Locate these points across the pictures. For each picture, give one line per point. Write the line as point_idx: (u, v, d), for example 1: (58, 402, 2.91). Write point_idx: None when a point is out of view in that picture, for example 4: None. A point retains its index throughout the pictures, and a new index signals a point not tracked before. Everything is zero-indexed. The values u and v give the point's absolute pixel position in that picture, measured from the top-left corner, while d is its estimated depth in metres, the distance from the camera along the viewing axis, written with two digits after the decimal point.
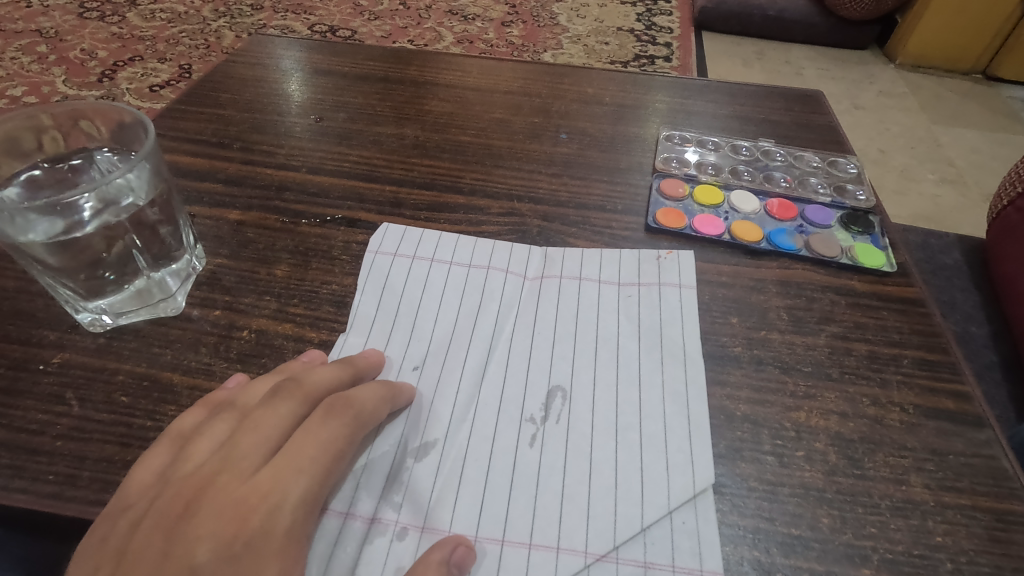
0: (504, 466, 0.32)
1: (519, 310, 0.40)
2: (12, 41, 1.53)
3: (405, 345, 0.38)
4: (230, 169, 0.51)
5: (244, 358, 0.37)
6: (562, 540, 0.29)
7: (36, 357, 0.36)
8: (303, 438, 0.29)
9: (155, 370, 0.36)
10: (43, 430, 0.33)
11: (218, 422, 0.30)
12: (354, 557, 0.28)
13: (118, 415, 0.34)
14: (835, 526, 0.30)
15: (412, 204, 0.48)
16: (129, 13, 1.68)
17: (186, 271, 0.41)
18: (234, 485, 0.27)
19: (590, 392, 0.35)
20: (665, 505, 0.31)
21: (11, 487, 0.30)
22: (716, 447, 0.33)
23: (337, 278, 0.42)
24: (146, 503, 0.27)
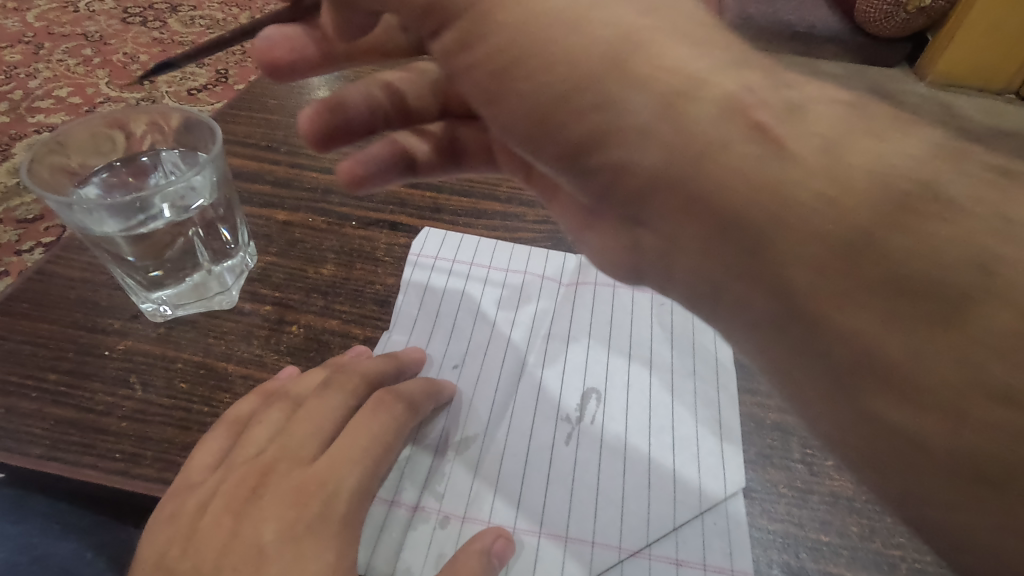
0: (541, 462, 0.33)
1: (554, 314, 0.41)
2: (61, 44, 1.60)
3: (446, 344, 0.39)
4: (278, 171, 0.53)
5: (293, 351, 0.39)
6: (596, 535, 0.31)
7: (101, 343, 0.39)
8: (356, 429, 0.31)
9: (211, 359, 0.38)
10: (109, 411, 0.35)
11: (273, 411, 0.32)
12: (399, 542, 0.30)
13: (177, 400, 0.36)
14: (864, 534, 0.31)
15: (451, 209, 0.50)
16: (170, 19, 1.74)
17: (240, 267, 0.43)
18: (292, 471, 0.29)
19: (624, 394, 0.37)
20: (697, 506, 0.32)
21: (82, 462, 0.33)
22: (747, 453, 0.34)
23: (379, 278, 0.43)
24: (213, 485, 0.29)
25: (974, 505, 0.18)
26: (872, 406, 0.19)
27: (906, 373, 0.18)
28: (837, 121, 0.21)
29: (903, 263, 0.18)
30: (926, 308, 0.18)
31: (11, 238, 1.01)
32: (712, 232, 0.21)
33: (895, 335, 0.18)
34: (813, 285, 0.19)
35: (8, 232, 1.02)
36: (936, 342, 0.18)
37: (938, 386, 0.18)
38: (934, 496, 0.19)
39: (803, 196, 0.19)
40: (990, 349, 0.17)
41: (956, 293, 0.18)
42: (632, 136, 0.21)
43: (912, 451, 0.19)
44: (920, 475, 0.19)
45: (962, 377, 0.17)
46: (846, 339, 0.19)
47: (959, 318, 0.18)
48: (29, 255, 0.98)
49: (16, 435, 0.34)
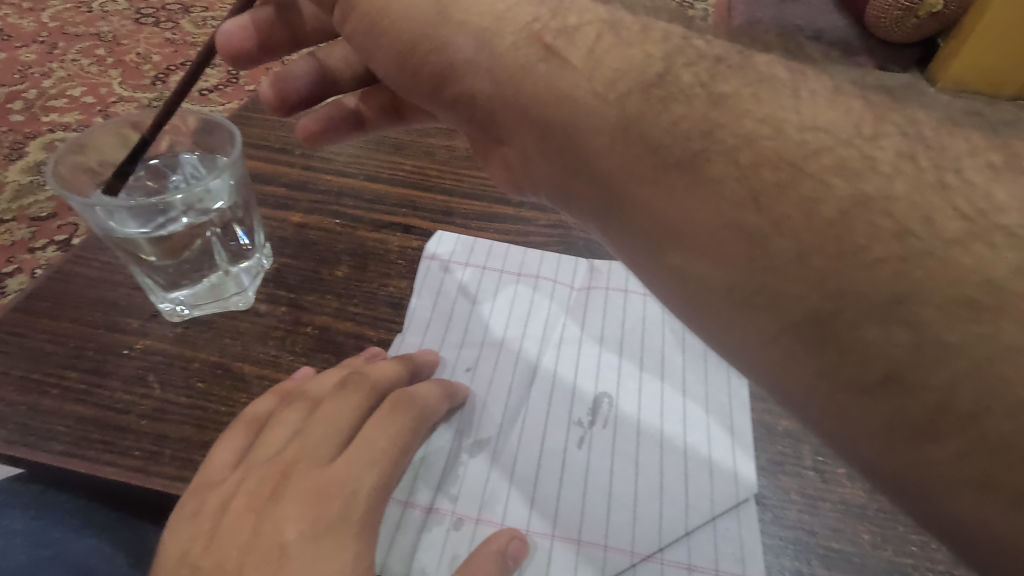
0: (553, 466, 0.34)
1: (566, 318, 0.41)
2: (75, 44, 1.61)
3: (458, 347, 0.40)
4: (293, 173, 0.54)
5: (308, 352, 0.39)
6: (609, 538, 0.31)
7: (120, 342, 0.39)
8: (373, 431, 0.31)
9: (227, 359, 0.38)
10: (128, 410, 0.35)
11: (290, 411, 0.32)
12: (413, 543, 0.30)
13: (195, 400, 0.36)
14: (876, 542, 0.31)
15: (463, 213, 0.50)
16: (182, 19, 1.75)
17: (256, 268, 0.43)
18: (312, 471, 0.29)
19: (635, 398, 0.37)
20: (709, 510, 0.32)
21: (102, 459, 0.33)
22: (758, 459, 0.34)
23: (393, 281, 0.44)
24: (234, 484, 0.29)
25: (787, 354, 0.21)
26: (680, 266, 0.23)
27: (716, 249, 0.22)
28: (617, 46, 0.24)
29: (705, 160, 0.22)
30: (730, 189, 0.21)
31: (24, 236, 1.03)
32: (553, 145, 0.25)
33: (714, 217, 0.22)
34: (649, 189, 0.23)
35: (22, 230, 1.03)
36: (745, 224, 0.21)
37: (740, 257, 0.21)
38: (760, 355, 0.22)
39: (607, 102, 0.23)
40: (771, 218, 0.21)
41: (747, 179, 0.21)
42: (495, 70, 0.26)
43: (733, 310, 0.22)
44: (741, 333, 0.22)
45: (758, 248, 0.21)
46: (656, 222, 0.23)
47: (761, 197, 0.21)
48: (42, 252, 1.00)
49: (38, 431, 0.34)
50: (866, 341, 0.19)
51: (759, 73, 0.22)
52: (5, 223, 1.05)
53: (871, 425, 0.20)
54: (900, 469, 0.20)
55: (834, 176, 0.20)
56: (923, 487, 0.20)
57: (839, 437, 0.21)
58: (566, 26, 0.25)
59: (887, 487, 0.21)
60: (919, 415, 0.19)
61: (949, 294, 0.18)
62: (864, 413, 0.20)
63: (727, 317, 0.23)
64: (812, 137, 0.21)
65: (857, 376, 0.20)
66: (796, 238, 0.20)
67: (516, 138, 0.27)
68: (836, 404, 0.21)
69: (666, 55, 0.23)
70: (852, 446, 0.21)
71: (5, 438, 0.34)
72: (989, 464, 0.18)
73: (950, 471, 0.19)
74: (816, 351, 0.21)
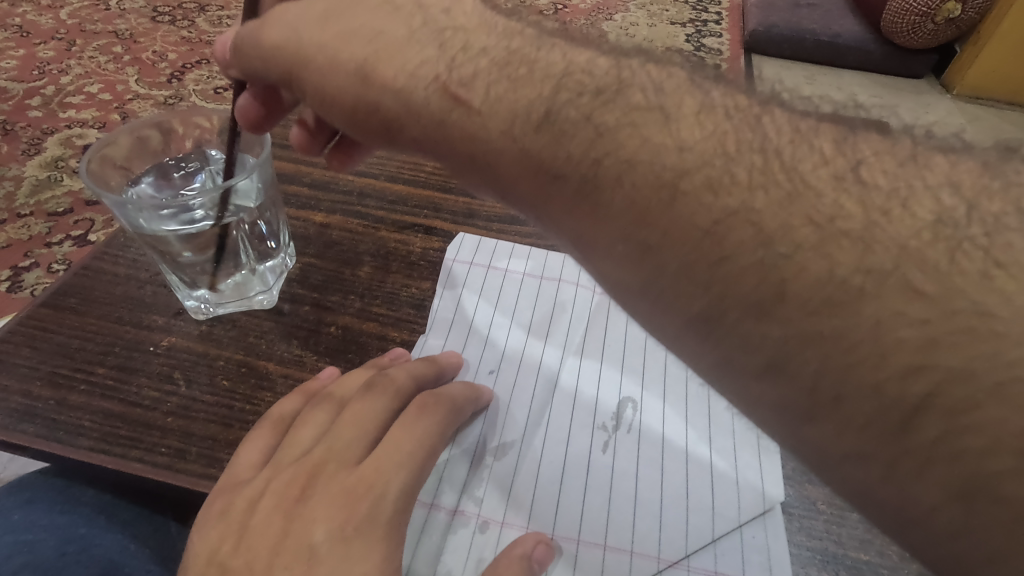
0: (577, 470, 0.33)
1: (590, 323, 0.41)
2: (92, 42, 1.63)
3: (481, 350, 0.40)
4: (315, 173, 0.54)
5: (332, 352, 0.39)
6: (635, 544, 0.31)
7: (146, 339, 0.39)
8: (400, 434, 0.31)
9: (252, 358, 0.39)
10: (155, 407, 0.36)
11: (317, 411, 0.32)
12: (439, 545, 0.30)
13: (220, 398, 0.36)
14: (905, 554, 0.31)
15: (485, 215, 0.50)
16: (198, 18, 1.77)
17: (281, 267, 0.44)
18: (340, 474, 0.29)
19: (660, 404, 0.37)
20: (736, 518, 0.32)
21: (130, 456, 0.33)
22: (785, 468, 0.34)
23: (415, 282, 0.44)
24: (262, 483, 0.29)
25: (690, 350, 0.24)
26: (600, 273, 0.26)
27: (620, 259, 0.24)
28: (511, 87, 0.27)
29: (600, 183, 0.24)
30: (620, 208, 0.24)
31: (41, 231, 1.04)
32: (480, 172, 0.28)
33: (613, 232, 0.24)
34: (562, 209, 0.26)
35: (39, 225, 1.04)
36: (639, 238, 0.24)
37: (639, 266, 0.24)
38: (674, 349, 0.24)
39: (512, 138, 0.26)
40: (659, 231, 0.23)
41: (635, 199, 0.24)
42: (419, 118, 0.29)
43: (643, 312, 0.25)
44: (655, 331, 0.25)
45: (653, 258, 0.23)
46: (573, 236, 0.26)
47: (648, 215, 0.23)
48: (58, 247, 1.01)
49: (65, 426, 0.34)
50: (747, 333, 0.22)
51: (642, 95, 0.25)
52: (23, 218, 1.06)
53: (766, 409, 0.22)
54: (803, 451, 0.22)
55: (709, 192, 0.22)
56: (825, 465, 0.21)
57: (750, 421, 0.23)
58: (465, 77, 0.28)
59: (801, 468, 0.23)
60: (802, 399, 0.21)
61: (820, 294, 0.20)
62: (759, 398, 0.22)
63: (642, 319, 0.25)
64: (688, 158, 0.23)
65: (746, 363, 0.22)
66: (682, 249, 0.23)
67: (449, 164, 0.30)
68: (735, 391, 0.23)
69: (553, 92, 0.26)
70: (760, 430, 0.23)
71: (34, 433, 0.34)
72: (863, 439, 0.20)
73: (840, 448, 0.21)
74: (714, 344, 0.23)
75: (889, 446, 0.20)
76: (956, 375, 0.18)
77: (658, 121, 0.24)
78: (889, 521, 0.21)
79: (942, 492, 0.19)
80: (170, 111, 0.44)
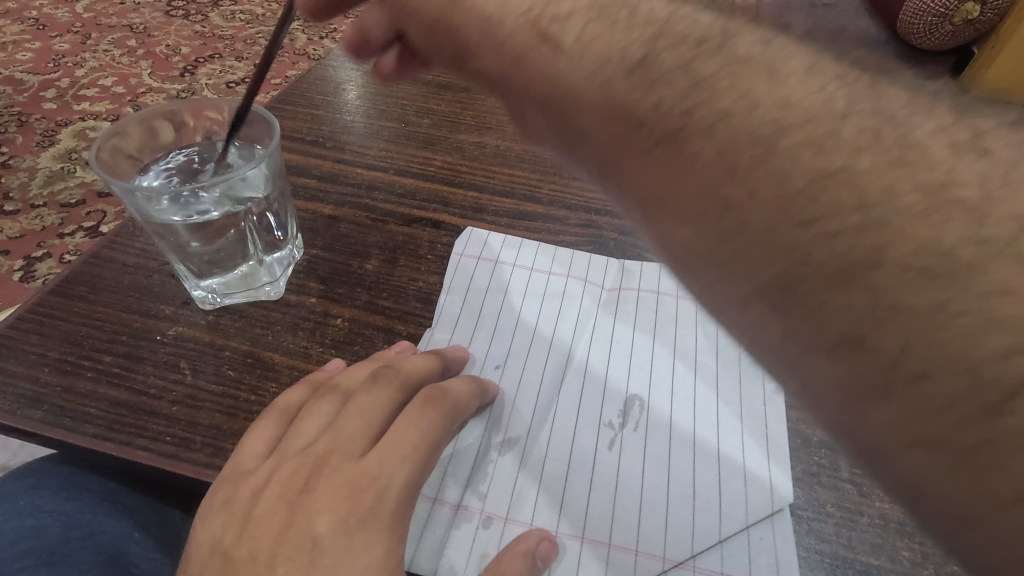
0: (584, 466, 0.33)
1: (598, 318, 0.41)
2: (107, 35, 1.64)
3: (487, 344, 0.39)
4: (324, 166, 0.54)
5: (338, 344, 0.39)
6: (640, 543, 0.30)
7: (153, 328, 0.39)
8: (405, 426, 0.30)
9: (258, 348, 0.39)
10: (160, 395, 0.36)
11: (321, 402, 0.32)
12: (442, 538, 0.30)
13: (226, 388, 0.36)
14: (916, 560, 0.30)
15: (493, 210, 0.50)
16: (211, 12, 1.78)
17: (288, 258, 0.44)
18: (344, 465, 0.29)
19: (668, 401, 0.36)
20: (744, 519, 0.31)
21: (135, 444, 0.33)
22: (794, 470, 0.33)
23: (423, 276, 0.44)
24: (266, 474, 0.29)
25: (755, 319, 0.22)
26: (663, 233, 0.24)
27: (695, 219, 0.23)
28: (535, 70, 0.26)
29: (686, 136, 0.23)
30: (708, 162, 0.22)
31: (54, 221, 1.05)
32: (551, 116, 0.27)
33: (691, 187, 0.23)
34: (636, 163, 0.24)
35: (52, 215, 1.06)
36: (721, 195, 0.22)
37: (715, 226, 0.23)
38: (731, 317, 0.23)
39: (597, 82, 0.25)
40: (746, 188, 0.22)
41: (725, 154, 0.22)
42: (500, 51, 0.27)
43: (705, 275, 0.23)
44: (715, 297, 0.23)
45: (732, 218, 0.22)
46: (640, 194, 0.25)
47: (737, 168, 0.22)
48: (70, 238, 1.02)
49: (71, 413, 0.35)
50: (825, 303, 0.20)
51: (738, 56, 0.23)
52: (37, 208, 1.07)
53: (832, 386, 0.21)
54: (864, 434, 0.20)
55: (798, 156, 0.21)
56: (889, 450, 0.20)
57: (805, 399, 0.22)
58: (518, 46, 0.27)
59: (852, 454, 0.21)
60: (880, 375, 0.19)
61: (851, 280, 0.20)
62: (826, 374, 0.21)
63: (700, 284, 0.24)
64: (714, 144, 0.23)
65: (818, 337, 0.20)
66: (766, 207, 0.21)
67: (517, 108, 0.28)
68: (797, 366, 0.21)
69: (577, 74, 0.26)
70: (814, 409, 0.22)
71: (41, 418, 0.34)
72: (941, 423, 0.18)
73: (913, 433, 0.19)
74: (786, 312, 0.21)
75: (966, 435, 0.18)
76: (1002, 367, 0.18)
77: (727, 89, 0.22)
78: (943, 518, 0.19)
79: (1016, 490, 0.17)
80: (180, 102, 0.44)
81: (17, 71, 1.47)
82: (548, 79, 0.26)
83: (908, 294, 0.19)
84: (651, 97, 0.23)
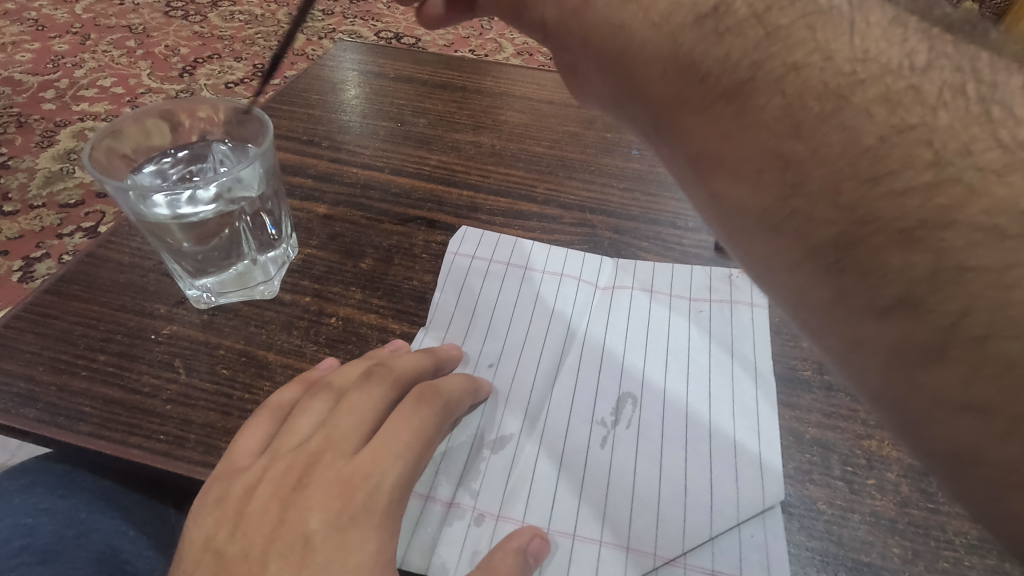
0: (576, 463, 0.33)
1: (591, 317, 0.41)
2: (105, 36, 1.65)
3: (481, 343, 0.39)
4: (319, 166, 0.54)
5: (332, 343, 0.39)
6: (632, 540, 0.30)
7: (148, 327, 0.40)
8: (397, 424, 0.30)
9: (252, 347, 0.39)
10: (155, 394, 0.36)
11: (315, 401, 0.32)
12: (434, 536, 0.30)
13: (220, 386, 0.36)
14: (907, 557, 0.30)
15: (488, 209, 0.50)
16: (210, 13, 1.78)
17: (282, 258, 0.44)
18: (337, 463, 0.29)
19: (660, 399, 0.36)
20: (735, 516, 0.31)
21: (129, 442, 0.33)
22: (786, 468, 0.33)
23: (417, 275, 0.44)
24: (259, 471, 0.29)
25: (807, 280, 0.23)
26: (719, 191, 0.25)
27: (754, 177, 0.23)
28: None
29: (752, 89, 0.23)
30: (773, 117, 0.22)
31: (53, 222, 1.05)
32: (619, 74, 0.28)
33: (753, 145, 0.23)
34: (699, 119, 0.25)
35: (51, 216, 1.06)
36: (784, 152, 0.22)
37: (773, 182, 0.23)
38: (784, 277, 0.23)
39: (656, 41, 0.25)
40: (810, 145, 0.21)
41: (791, 110, 0.22)
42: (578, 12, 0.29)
43: (760, 235, 0.24)
44: (768, 255, 0.24)
45: (792, 174, 0.22)
46: (695, 153, 0.25)
47: (801, 125, 0.22)
48: (69, 238, 1.02)
49: (67, 411, 0.35)
50: (882, 264, 0.20)
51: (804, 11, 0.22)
52: (36, 209, 1.07)
53: (882, 347, 0.21)
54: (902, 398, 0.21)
55: (828, 139, 0.21)
56: (932, 415, 0.20)
57: (851, 360, 0.22)
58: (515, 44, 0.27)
59: (893, 419, 0.21)
60: (932, 337, 0.19)
61: None
62: (876, 335, 0.21)
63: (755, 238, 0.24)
64: None
65: (872, 297, 0.21)
66: (828, 167, 0.21)
67: (590, 71, 0.29)
68: (846, 325, 0.22)
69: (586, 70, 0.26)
70: (858, 371, 0.22)
71: (35, 417, 0.34)
72: (996, 386, 0.18)
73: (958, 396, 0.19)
74: (834, 270, 0.21)
75: (1015, 400, 0.18)
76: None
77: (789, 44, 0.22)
78: (980, 488, 0.20)
79: None
80: (175, 102, 0.44)
81: (16, 72, 1.47)
82: (616, 34, 0.27)
83: (955, 259, 0.19)
84: (698, 64, 0.24)
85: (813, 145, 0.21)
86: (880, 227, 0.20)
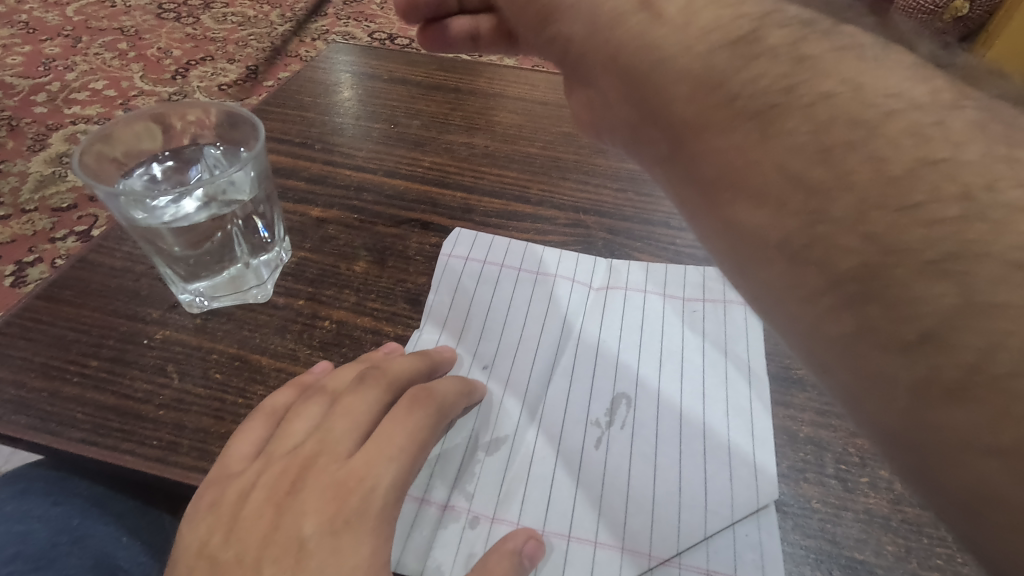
0: (570, 464, 0.33)
1: (585, 318, 0.41)
2: (97, 38, 1.64)
3: (475, 345, 0.39)
4: (312, 168, 0.54)
5: (326, 347, 0.39)
6: (626, 541, 0.30)
7: (141, 332, 0.39)
8: (391, 426, 0.30)
9: (246, 351, 0.39)
10: (148, 399, 0.36)
11: (309, 405, 0.32)
12: (429, 539, 0.30)
13: (213, 391, 0.36)
14: (900, 554, 0.30)
15: (481, 210, 0.50)
16: (203, 15, 1.77)
17: (275, 261, 0.44)
18: (331, 467, 0.29)
19: (654, 400, 0.36)
20: (729, 515, 0.31)
21: (122, 448, 0.33)
22: (780, 467, 0.33)
23: (411, 277, 0.44)
24: (252, 476, 0.29)
25: (823, 315, 0.20)
26: (731, 217, 0.23)
27: (770, 199, 0.21)
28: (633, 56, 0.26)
29: (776, 112, 0.21)
30: (796, 136, 0.20)
31: (45, 226, 1.04)
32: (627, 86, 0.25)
33: (769, 164, 0.21)
34: (714, 135, 0.22)
35: (43, 220, 1.05)
36: (806, 173, 0.20)
37: (791, 206, 0.21)
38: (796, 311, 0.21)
39: None
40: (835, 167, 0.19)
41: (818, 132, 0.20)
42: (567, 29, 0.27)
43: (775, 266, 0.22)
44: (781, 287, 0.21)
45: (812, 199, 0.20)
46: (708, 175, 0.23)
47: (826, 145, 0.20)
48: (62, 243, 1.01)
49: (59, 418, 0.35)
50: (909, 295, 0.18)
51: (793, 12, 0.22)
52: (28, 213, 1.06)
53: (901, 386, 0.19)
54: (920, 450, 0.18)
55: (856, 162, 0.19)
56: (951, 462, 0.18)
57: (866, 404, 0.20)
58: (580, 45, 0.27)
59: (908, 466, 0.19)
60: (963, 378, 0.17)
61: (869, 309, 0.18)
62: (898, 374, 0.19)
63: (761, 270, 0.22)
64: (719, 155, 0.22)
65: (894, 333, 0.18)
66: (853, 190, 0.19)
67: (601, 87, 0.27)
68: (860, 363, 0.19)
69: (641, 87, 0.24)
70: (872, 415, 0.20)
71: (27, 424, 0.34)
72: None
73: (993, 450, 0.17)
74: (850, 306, 0.19)
75: None
76: None
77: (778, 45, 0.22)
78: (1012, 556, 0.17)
79: None
80: (164, 106, 0.43)
81: (7, 76, 1.46)
82: None
83: (982, 293, 0.17)
84: None
85: (814, 169, 0.20)
86: (908, 256, 0.18)
